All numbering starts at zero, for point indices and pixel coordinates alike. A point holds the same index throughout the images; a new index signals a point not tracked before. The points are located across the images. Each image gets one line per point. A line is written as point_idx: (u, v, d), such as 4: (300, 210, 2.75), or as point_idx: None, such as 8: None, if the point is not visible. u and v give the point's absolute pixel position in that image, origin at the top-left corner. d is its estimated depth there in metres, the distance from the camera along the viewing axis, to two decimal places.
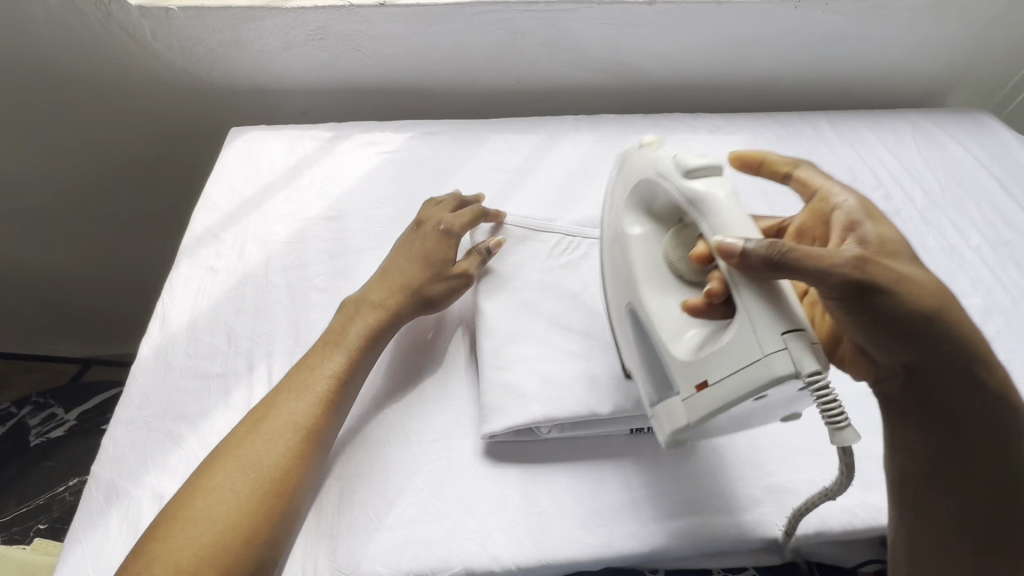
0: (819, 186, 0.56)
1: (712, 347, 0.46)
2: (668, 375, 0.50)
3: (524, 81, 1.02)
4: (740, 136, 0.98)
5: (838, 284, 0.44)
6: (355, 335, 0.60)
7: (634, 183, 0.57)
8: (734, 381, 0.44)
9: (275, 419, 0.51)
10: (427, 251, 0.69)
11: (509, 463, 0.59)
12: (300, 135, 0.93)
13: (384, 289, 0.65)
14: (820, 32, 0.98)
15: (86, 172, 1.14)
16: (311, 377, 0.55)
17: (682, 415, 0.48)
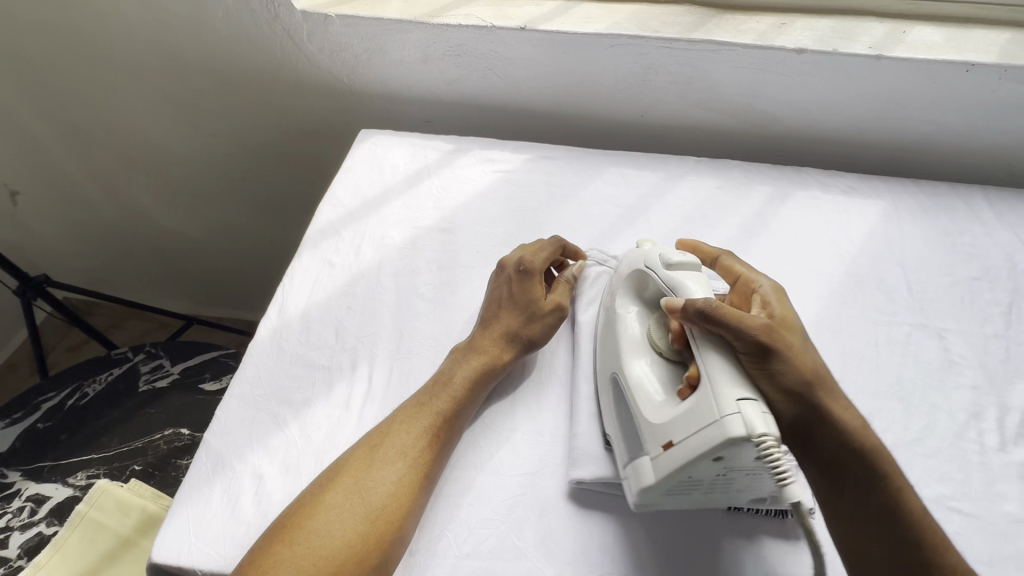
0: (741, 273, 0.65)
1: (679, 408, 0.51)
2: (641, 436, 0.54)
3: (646, 116, 1.00)
4: (879, 202, 0.90)
5: (750, 341, 0.51)
6: (460, 379, 0.61)
7: (628, 264, 0.66)
8: (687, 438, 0.48)
9: (389, 448, 0.55)
10: (513, 293, 0.68)
11: (595, 514, 0.57)
12: (423, 145, 0.96)
13: (486, 337, 0.65)
14: (990, 100, 0.88)
15: (227, 154, 1.25)
16: (420, 412, 0.58)
17: (650, 474, 0.51)
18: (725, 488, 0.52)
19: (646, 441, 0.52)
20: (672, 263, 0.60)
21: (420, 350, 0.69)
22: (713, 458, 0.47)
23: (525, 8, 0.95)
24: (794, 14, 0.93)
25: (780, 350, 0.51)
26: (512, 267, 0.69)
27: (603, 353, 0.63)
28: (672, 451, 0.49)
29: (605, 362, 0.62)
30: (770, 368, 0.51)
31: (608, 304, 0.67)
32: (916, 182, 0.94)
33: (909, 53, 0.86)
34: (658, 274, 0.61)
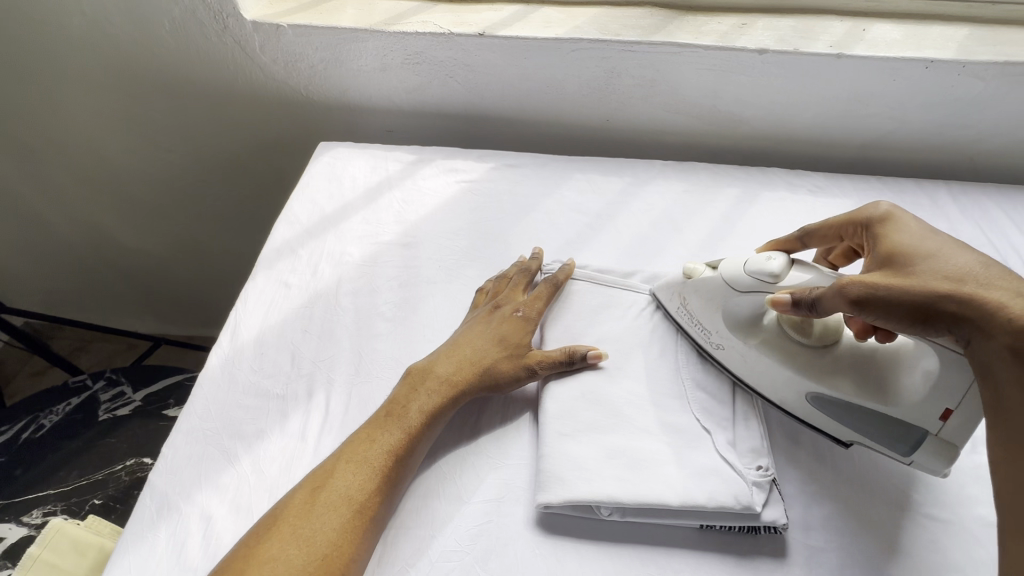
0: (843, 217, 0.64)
1: (932, 374, 0.53)
2: (905, 424, 0.56)
3: (612, 119, 0.99)
4: (844, 200, 0.90)
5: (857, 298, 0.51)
6: (414, 408, 0.59)
7: (706, 307, 0.64)
8: (967, 396, 0.52)
9: (332, 490, 0.52)
10: (486, 330, 0.66)
11: (564, 539, 0.55)
12: (384, 156, 0.93)
13: (446, 365, 0.63)
14: (950, 95, 0.88)
15: (186, 170, 1.21)
16: (368, 449, 0.55)
17: (944, 441, 0.54)
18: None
19: (920, 423, 0.55)
20: (780, 275, 0.57)
21: (379, 374, 0.66)
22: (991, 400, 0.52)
23: (484, 14, 0.93)
24: (755, 14, 0.93)
25: (892, 290, 0.50)
26: (495, 307, 0.69)
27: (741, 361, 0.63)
28: (954, 419, 0.53)
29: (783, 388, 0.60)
30: (890, 310, 0.50)
31: (726, 346, 0.63)
32: (881, 179, 0.94)
33: (869, 51, 0.85)
34: (773, 287, 0.57)
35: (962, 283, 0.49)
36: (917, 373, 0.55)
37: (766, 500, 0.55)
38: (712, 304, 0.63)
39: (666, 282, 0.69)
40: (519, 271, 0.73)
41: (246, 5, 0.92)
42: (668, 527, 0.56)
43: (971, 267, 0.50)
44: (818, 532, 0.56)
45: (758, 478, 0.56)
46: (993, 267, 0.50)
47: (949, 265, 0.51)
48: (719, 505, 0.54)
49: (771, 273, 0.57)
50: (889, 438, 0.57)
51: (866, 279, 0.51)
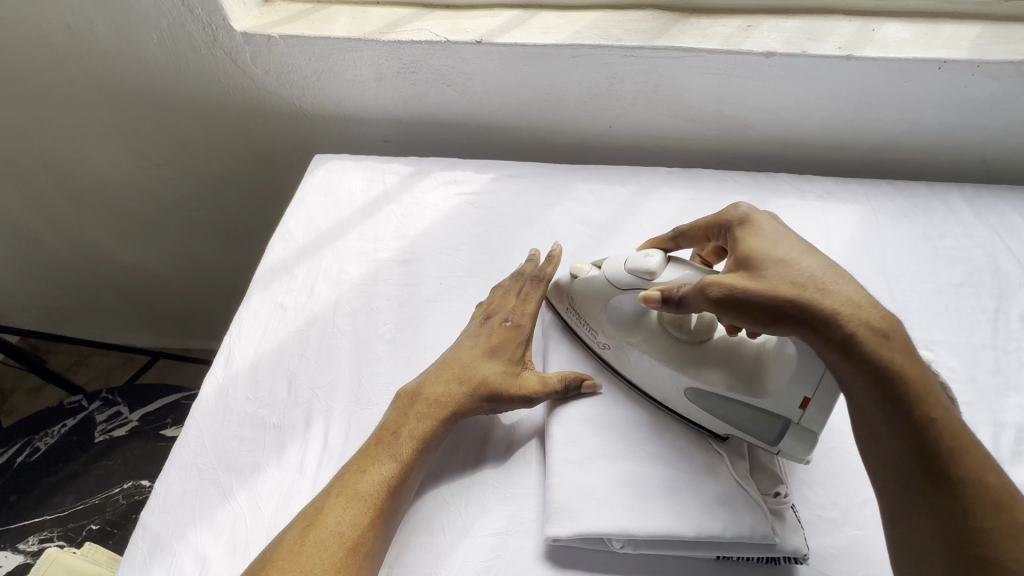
0: (706, 222, 0.63)
1: (788, 363, 0.52)
2: (769, 414, 0.54)
3: (615, 126, 0.96)
4: (857, 206, 0.87)
5: (717, 301, 0.51)
6: (405, 434, 0.56)
7: (590, 302, 0.63)
8: (821, 381, 0.51)
9: (322, 528, 0.49)
10: (489, 343, 0.63)
11: (574, 574, 0.52)
12: (382, 169, 0.91)
13: (435, 385, 0.60)
14: (964, 96, 0.86)
15: (179, 184, 1.18)
16: (359, 481, 0.53)
17: (807, 429, 0.54)
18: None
19: (783, 412, 0.54)
20: (656, 271, 0.58)
21: (380, 401, 0.63)
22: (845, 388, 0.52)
23: (481, 20, 0.91)
24: (760, 15, 0.90)
25: (740, 291, 0.50)
26: (486, 318, 0.66)
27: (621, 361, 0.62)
28: (812, 406, 0.52)
29: (660, 380, 0.59)
30: (741, 311, 0.50)
31: (611, 343, 0.62)
32: (893, 183, 0.91)
33: (880, 52, 0.83)
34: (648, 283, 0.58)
35: (804, 284, 0.48)
36: (778, 363, 0.54)
37: (785, 529, 0.53)
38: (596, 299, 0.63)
39: (551, 286, 0.69)
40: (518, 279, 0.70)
41: (236, 16, 0.90)
42: (683, 558, 0.54)
43: (811, 267, 0.50)
44: (840, 561, 0.53)
45: (776, 506, 0.53)
46: (831, 268, 0.50)
47: (792, 265, 0.50)
48: (736, 536, 0.51)
49: (647, 270, 0.58)
50: (756, 429, 0.56)
51: (726, 282, 0.51)
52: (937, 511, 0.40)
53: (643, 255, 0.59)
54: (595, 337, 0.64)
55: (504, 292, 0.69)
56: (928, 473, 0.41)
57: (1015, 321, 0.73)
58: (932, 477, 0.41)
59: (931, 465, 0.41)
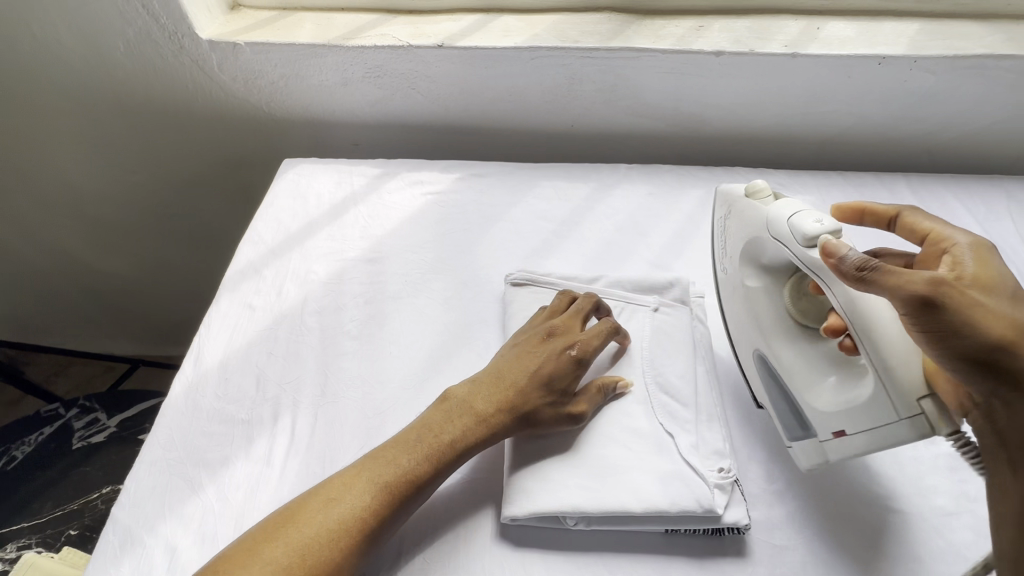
0: (930, 229, 0.55)
1: (850, 400, 0.51)
2: (806, 420, 0.56)
3: (577, 125, 0.99)
4: (807, 197, 0.91)
5: (912, 297, 0.45)
6: (410, 460, 0.54)
7: (739, 231, 0.63)
8: (872, 432, 0.50)
9: (339, 507, 0.51)
10: (544, 366, 0.61)
11: (531, 551, 0.55)
12: (349, 171, 0.93)
13: (492, 397, 0.59)
14: (905, 90, 0.90)
15: (152, 191, 1.19)
16: (383, 467, 0.54)
17: (825, 454, 0.55)
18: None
19: (814, 427, 0.55)
20: (810, 236, 0.52)
21: (346, 394, 0.66)
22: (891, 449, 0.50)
23: (443, 25, 0.93)
24: (711, 16, 0.94)
25: (954, 307, 0.44)
26: (549, 335, 0.64)
27: (742, 314, 0.64)
28: (847, 441, 0.52)
29: (746, 339, 0.64)
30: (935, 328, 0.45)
31: (732, 273, 0.66)
32: (842, 174, 0.96)
33: (823, 49, 0.87)
34: (801, 247, 0.53)
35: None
36: (837, 394, 0.53)
37: (727, 501, 0.56)
38: (747, 230, 0.62)
39: (738, 185, 0.66)
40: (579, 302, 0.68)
41: (201, 24, 0.92)
42: (634, 533, 0.57)
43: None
44: (780, 531, 0.57)
45: (719, 480, 0.57)
46: None
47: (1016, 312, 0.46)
48: (682, 509, 0.55)
49: (805, 233, 0.52)
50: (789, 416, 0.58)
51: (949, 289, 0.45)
52: None
53: (813, 221, 0.53)
54: (723, 257, 0.68)
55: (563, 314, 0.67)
56: None
57: None
58: None
59: None
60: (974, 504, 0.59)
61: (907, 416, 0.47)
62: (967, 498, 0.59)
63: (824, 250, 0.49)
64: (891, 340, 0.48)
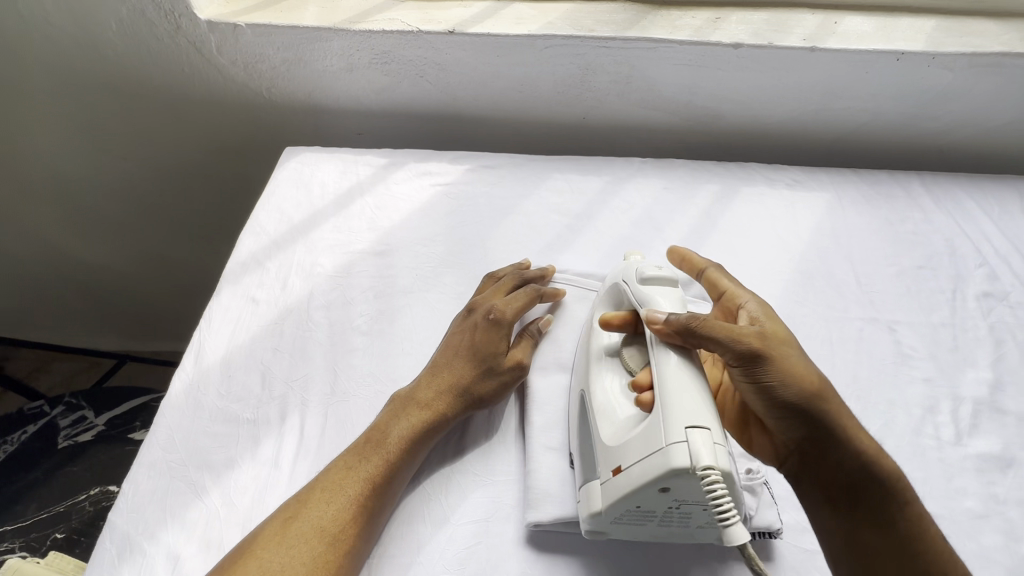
0: (726, 289, 0.62)
1: (634, 432, 0.48)
2: (595, 458, 0.52)
3: (589, 117, 0.97)
4: (823, 194, 0.90)
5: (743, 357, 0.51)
6: (396, 434, 0.55)
7: (606, 282, 0.65)
8: (637, 462, 0.46)
9: (304, 522, 0.49)
10: (476, 342, 0.62)
11: (556, 558, 0.53)
12: (354, 160, 0.89)
13: (430, 387, 0.59)
14: (922, 86, 0.89)
15: (143, 180, 1.14)
16: (346, 478, 0.52)
17: (599, 500, 0.49)
18: (683, 524, 0.49)
19: (600, 465, 0.50)
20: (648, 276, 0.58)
21: (357, 392, 0.63)
22: (659, 488, 0.45)
23: (454, 10, 0.90)
24: (727, 8, 0.92)
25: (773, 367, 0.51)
26: (469, 311, 0.66)
27: (577, 362, 0.61)
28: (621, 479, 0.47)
29: (575, 380, 0.60)
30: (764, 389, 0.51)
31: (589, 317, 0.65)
32: (857, 172, 0.94)
33: (842, 44, 0.85)
34: (637, 290, 0.58)
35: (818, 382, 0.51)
36: (621, 433, 0.50)
37: (757, 504, 0.54)
38: (610, 282, 0.64)
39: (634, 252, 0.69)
40: (507, 275, 0.71)
41: (199, 4, 0.87)
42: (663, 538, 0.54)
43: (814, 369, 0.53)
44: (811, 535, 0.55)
45: (747, 482, 0.55)
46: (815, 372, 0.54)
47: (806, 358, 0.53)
48: None
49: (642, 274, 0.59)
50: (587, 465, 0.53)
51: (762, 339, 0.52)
52: None
53: (655, 268, 0.59)
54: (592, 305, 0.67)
55: (496, 285, 0.69)
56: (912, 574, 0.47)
57: (970, 301, 0.76)
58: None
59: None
60: (1003, 506, 0.58)
61: (671, 445, 0.44)
62: (996, 500, 0.58)
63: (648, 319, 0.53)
64: (697, 389, 0.48)
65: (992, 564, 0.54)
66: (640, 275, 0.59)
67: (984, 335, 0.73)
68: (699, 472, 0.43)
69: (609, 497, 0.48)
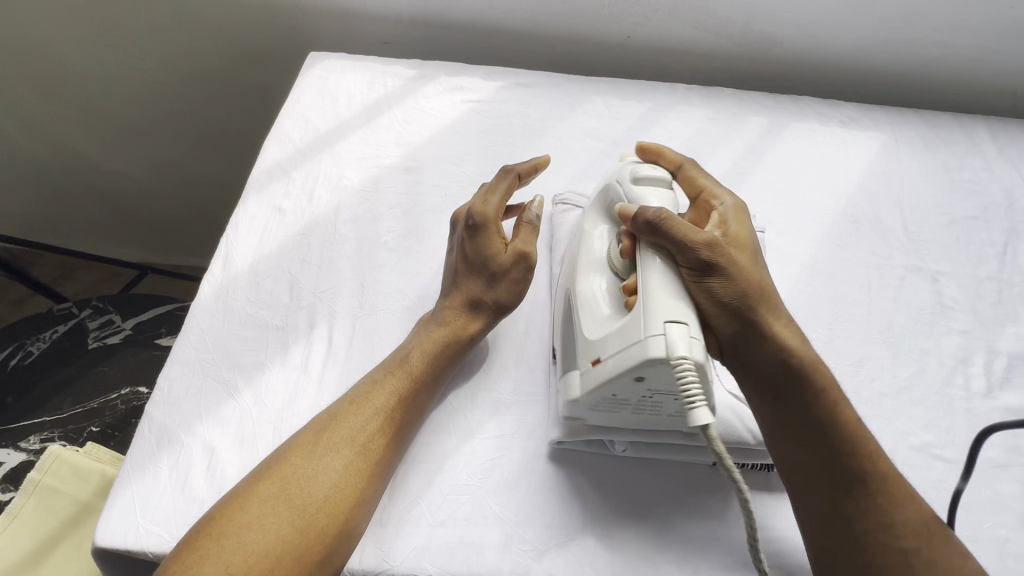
0: (703, 186, 0.59)
1: (614, 325, 0.49)
2: (576, 350, 0.53)
3: (634, 36, 0.90)
4: (879, 134, 0.84)
5: (693, 255, 0.48)
6: (418, 353, 0.55)
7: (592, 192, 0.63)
8: (620, 353, 0.47)
9: (336, 432, 0.50)
10: (466, 253, 0.60)
11: (575, 475, 0.54)
12: (383, 71, 0.84)
13: (447, 306, 0.59)
14: (1005, 18, 0.81)
15: (159, 83, 1.11)
16: (373, 394, 0.52)
17: (577, 387, 0.50)
18: (654, 412, 0.50)
19: (580, 356, 0.51)
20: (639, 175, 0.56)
21: (385, 307, 0.62)
22: (635, 377, 0.46)
23: None
24: None
25: (721, 264, 0.49)
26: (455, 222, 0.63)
27: (567, 264, 0.60)
28: (602, 367, 0.48)
29: (563, 283, 0.59)
30: (706, 285, 0.49)
31: (575, 226, 0.63)
32: (918, 112, 0.88)
33: None
34: (630, 186, 0.56)
35: (758, 288, 0.51)
36: (591, 318, 0.52)
37: None
38: (598, 188, 0.62)
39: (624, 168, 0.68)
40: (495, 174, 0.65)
41: None
42: (680, 464, 0.55)
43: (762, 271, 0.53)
44: None
45: None
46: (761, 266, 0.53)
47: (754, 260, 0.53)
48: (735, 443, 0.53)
49: (637, 173, 0.56)
50: (569, 349, 0.54)
51: (712, 244, 0.49)
52: (838, 494, 0.47)
53: (648, 167, 0.57)
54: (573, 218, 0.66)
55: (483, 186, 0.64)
56: (853, 488, 0.47)
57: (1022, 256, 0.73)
58: (857, 483, 0.47)
59: (859, 478, 0.47)
60: None
61: (649, 338, 0.45)
62: (1018, 451, 0.58)
63: (620, 213, 0.53)
64: (674, 287, 0.48)
65: (1008, 513, 0.55)
66: (634, 173, 0.57)
67: None
68: (674, 361, 0.44)
69: (587, 384, 0.49)
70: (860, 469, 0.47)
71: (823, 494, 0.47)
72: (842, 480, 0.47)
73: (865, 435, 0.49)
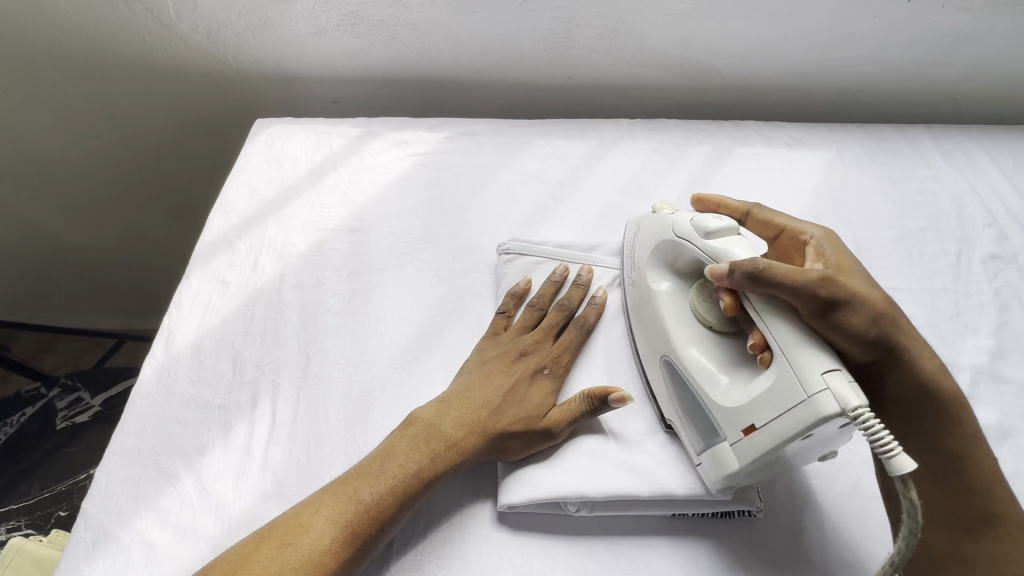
0: (785, 225, 0.59)
1: (758, 388, 0.47)
2: (714, 422, 0.50)
3: (574, 76, 0.91)
4: (824, 152, 0.85)
5: (813, 297, 0.46)
6: (415, 464, 0.51)
7: (644, 247, 0.61)
8: (781, 419, 0.44)
9: (297, 547, 0.45)
10: (522, 397, 0.56)
11: (530, 540, 0.52)
12: (327, 132, 0.85)
13: (458, 424, 0.54)
14: (933, 31, 0.83)
15: (120, 158, 1.12)
16: (344, 498, 0.48)
17: (733, 460, 0.47)
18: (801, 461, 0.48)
19: (723, 428, 0.49)
20: (710, 227, 0.53)
21: (330, 376, 0.61)
22: (804, 438, 0.44)
23: None
24: None
25: (847, 299, 0.47)
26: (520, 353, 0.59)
27: (644, 330, 0.58)
28: (756, 435, 0.46)
29: (648, 345, 0.57)
30: (835, 323, 0.46)
31: (638, 284, 0.61)
32: (862, 127, 0.89)
33: None
34: (704, 242, 0.53)
35: (887, 302, 0.50)
36: (717, 387, 0.50)
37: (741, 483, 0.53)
38: (654, 242, 0.60)
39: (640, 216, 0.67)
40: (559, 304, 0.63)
41: None
42: (639, 517, 0.53)
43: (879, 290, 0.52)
44: (795, 514, 0.54)
45: None
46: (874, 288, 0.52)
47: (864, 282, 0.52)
48: (691, 493, 0.51)
49: (704, 227, 0.54)
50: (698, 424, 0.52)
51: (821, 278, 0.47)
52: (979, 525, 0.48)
53: (712, 216, 0.54)
54: (629, 270, 0.63)
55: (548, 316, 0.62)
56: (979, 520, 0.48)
57: (976, 264, 0.72)
58: (989, 522, 0.48)
59: (995, 513, 0.48)
60: None
61: (812, 395, 0.43)
62: None
63: (712, 275, 0.50)
64: (803, 335, 0.45)
65: None
66: (698, 226, 0.54)
67: (989, 300, 0.69)
68: (852, 417, 0.41)
69: (743, 456, 0.46)
70: (988, 508, 0.48)
71: (955, 532, 0.48)
72: (963, 522, 0.48)
73: (982, 445, 0.50)
